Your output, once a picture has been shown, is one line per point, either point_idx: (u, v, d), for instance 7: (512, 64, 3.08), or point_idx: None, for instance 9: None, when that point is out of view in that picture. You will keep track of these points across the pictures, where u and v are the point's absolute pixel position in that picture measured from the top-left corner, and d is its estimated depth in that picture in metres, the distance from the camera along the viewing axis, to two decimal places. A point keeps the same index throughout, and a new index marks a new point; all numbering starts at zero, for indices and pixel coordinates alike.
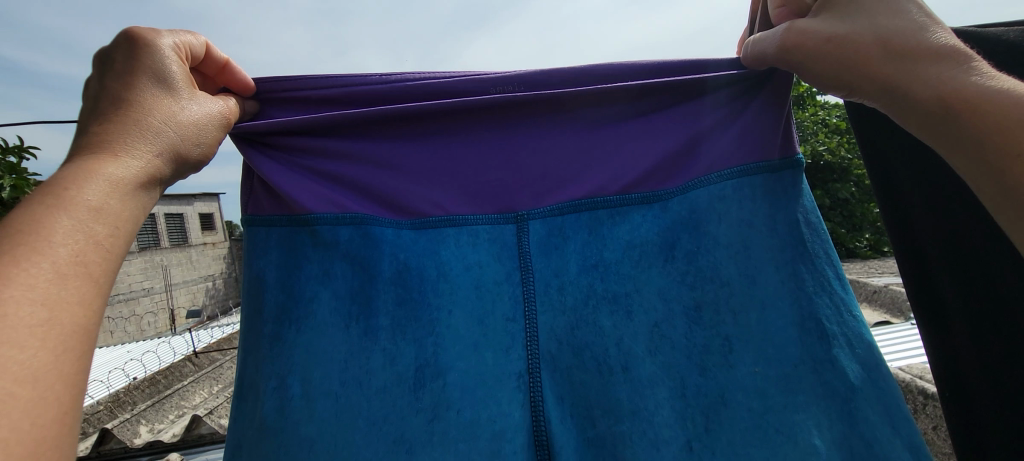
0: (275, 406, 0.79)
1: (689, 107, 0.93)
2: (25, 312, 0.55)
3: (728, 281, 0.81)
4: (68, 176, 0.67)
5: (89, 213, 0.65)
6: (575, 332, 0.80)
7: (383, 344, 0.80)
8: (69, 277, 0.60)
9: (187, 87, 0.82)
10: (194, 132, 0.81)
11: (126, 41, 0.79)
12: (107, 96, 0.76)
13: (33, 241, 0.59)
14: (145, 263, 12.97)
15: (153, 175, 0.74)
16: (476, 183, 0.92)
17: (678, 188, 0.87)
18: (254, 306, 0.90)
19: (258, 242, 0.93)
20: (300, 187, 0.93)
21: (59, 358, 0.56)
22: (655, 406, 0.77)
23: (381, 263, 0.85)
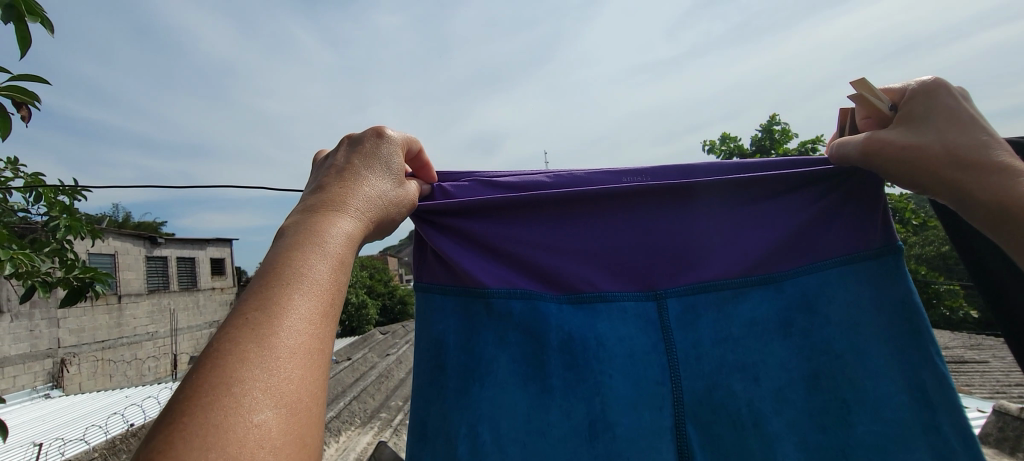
0: (469, 449, 1.00)
1: (792, 200, 1.14)
2: (302, 337, 0.78)
3: (841, 354, 1.00)
4: (319, 227, 0.92)
5: (334, 262, 0.89)
6: (714, 392, 0.98)
7: (557, 402, 1.02)
8: (322, 309, 0.83)
9: (399, 176, 1.11)
10: (392, 205, 1.08)
11: (373, 134, 1.10)
12: (350, 169, 1.04)
13: (304, 282, 0.83)
14: (152, 306, 13.12)
15: (364, 235, 0.99)
16: (617, 264, 1.14)
17: (789, 271, 1.08)
18: (436, 364, 1.11)
19: (435, 308, 1.16)
20: (472, 262, 1.17)
21: (319, 369, 0.78)
22: (785, 456, 0.93)
23: (550, 331, 1.07)
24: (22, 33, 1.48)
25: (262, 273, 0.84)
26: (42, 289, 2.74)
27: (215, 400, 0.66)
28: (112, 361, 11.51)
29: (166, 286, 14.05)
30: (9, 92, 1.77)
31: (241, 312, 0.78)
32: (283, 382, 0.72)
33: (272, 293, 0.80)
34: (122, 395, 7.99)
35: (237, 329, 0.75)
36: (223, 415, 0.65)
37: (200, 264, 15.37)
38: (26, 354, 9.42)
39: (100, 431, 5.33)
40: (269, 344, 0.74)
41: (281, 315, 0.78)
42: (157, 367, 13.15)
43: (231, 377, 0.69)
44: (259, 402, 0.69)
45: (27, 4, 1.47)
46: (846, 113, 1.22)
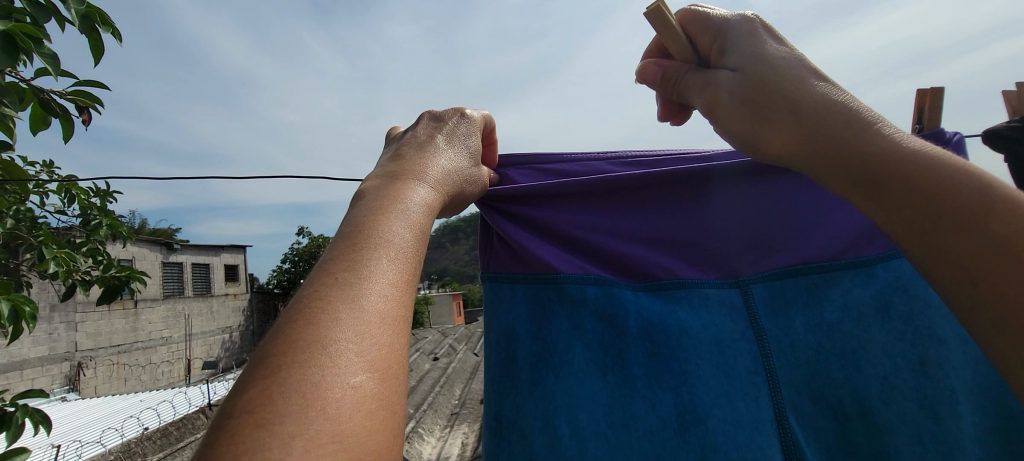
0: (548, 442, 0.94)
1: None
2: (389, 299, 0.72)
3: (944, 341, 0.94)
4: (402, 192, 0.87)
5: (417, 229, 0.84)
6: (812, 382, 0.95)
7: (642, 392, 0.98)
8: (407, 274, 0.77)
9: (475, 155, 1.10)
10: (464, 181, 1.05)
11: (455, 113, 1.10)
12: (426, 142, 1.02)
13: (390, 244, 0.78)
14: (169, 312, 13.26)
15: (440, 204, 0.94)
16: (693, 251, 1.10)
17: (879, 254, 1.04)
18: (508, 353, 1.07)
19: (505, 296, 1.13)
20: (541, 247, 1.15)
21: (407, 337, 0.72)
22: (895, 448, 0.89)
23: (628, 318, 1.04)
24: (94, 41, 1.50)
25: (346, 234, 0.79)
26: (81, 287, 2.75)
27: (310, 359, 0.61)
28: (125, 365, 11.57)
29: (181, 291, 14.18)
30: (72, 96, 1.79)
31: (329, 271, 0.73)
32: (375, 345, 0.66)
33: (360, 253, 0.75)
34: (136, 399, 8.01)
35: (328, 287, 0.70)
36: (320, 375, 0.60)
37: (213, 270, 15.47)
38: (41, 358, 9.57)
39: (116, 434, 5.31)
40: (361, 305, 0.69)
41: (370, 275, 0.72)
42: (171, 371, 13.21)
43: (325, 335, 0.64)
44: (353, 364, 0.63)
45: (99, 12, 1.49)
46: (925, 94, 1.17)
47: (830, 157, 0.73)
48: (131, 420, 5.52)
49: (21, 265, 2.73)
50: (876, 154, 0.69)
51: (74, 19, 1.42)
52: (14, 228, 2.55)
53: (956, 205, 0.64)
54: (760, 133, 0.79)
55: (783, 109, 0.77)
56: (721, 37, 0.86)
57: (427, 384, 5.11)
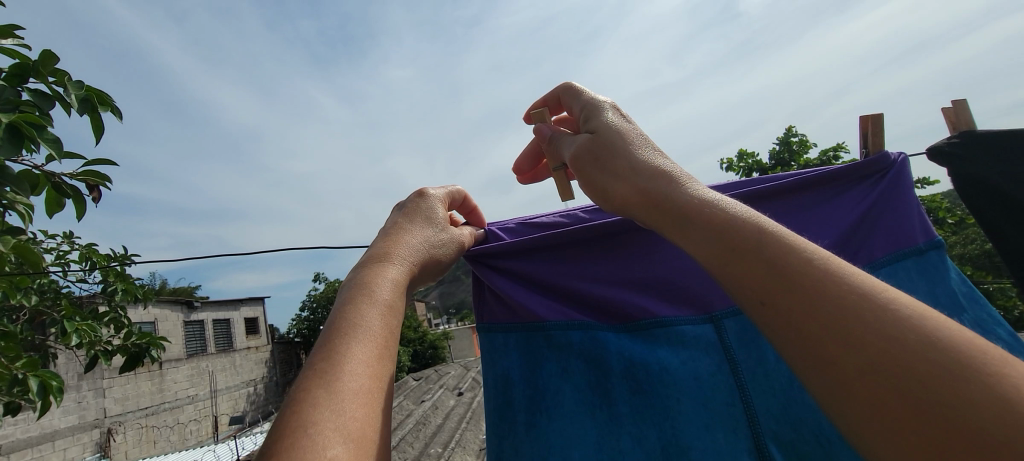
0: None
1: (828, 207, 1.25)
2: (359, 380, 0.85)
3: None
4: (368, 281, 1.03)
5: (385, 311, 0.98)
6: (789, 408, 1.02)
7: (628, 428, 1.05)
8: (374, 356, 0.90)
9: (441, 226, 1.25)
10: (434, 252, 1.19)
11: (418, 196, 1.28)
12: (393, 229, 1.19)
13: (360, 329, 0.93)
14: (190, 370, 13.54)
15: (408, 282, 1.09)
16: (669, 290, 1.19)
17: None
18: (504, 400, 1.16)
19: (498, 346, 1.23)
20: (529, 300, 1.25)
21: (374, 411, 0.83)
22: None
23: (611, 358, 1.12)
24: (95, 121, 1.65)
25: (327, 330, 0.94)
26: (105, 356, 2.85)
27: (295, 440, 0.72)
28: (153, 427, 11.67)
29: (204, 349, 14.38)
30: (82, 176, 1.95)
31: (309, 366, 0.87)
32: (350, 419, 0.78)
33: (334, 344, 0.89)
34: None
35: (308, 380, 0.83)
36: (302, 453, 0.70)
37: (235, 325, 15.72)
38: (72, 427, 9.70)
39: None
40: (333, 389, 0.81)
41: (342, 360, 0.86)
42: (199, 430, 13.27)
43: (307, 419, 0.75)
44: (330, 440, 0.74)
45: (97, 93, 1.65)
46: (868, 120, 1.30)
47: (649, 202, 0.83)
48: None
49: (48, 339, 2.86)
50: (687, 201, 0.78)
51: (74, 102, 1.58)
52: (38, 305, 2.71)
53: (750, 241, 0.68)
54: (603, 184, 0.94)
55: (618, 166, 0.92)
56: (586, 106, 1.11)
57: (450, 422, 5.12)
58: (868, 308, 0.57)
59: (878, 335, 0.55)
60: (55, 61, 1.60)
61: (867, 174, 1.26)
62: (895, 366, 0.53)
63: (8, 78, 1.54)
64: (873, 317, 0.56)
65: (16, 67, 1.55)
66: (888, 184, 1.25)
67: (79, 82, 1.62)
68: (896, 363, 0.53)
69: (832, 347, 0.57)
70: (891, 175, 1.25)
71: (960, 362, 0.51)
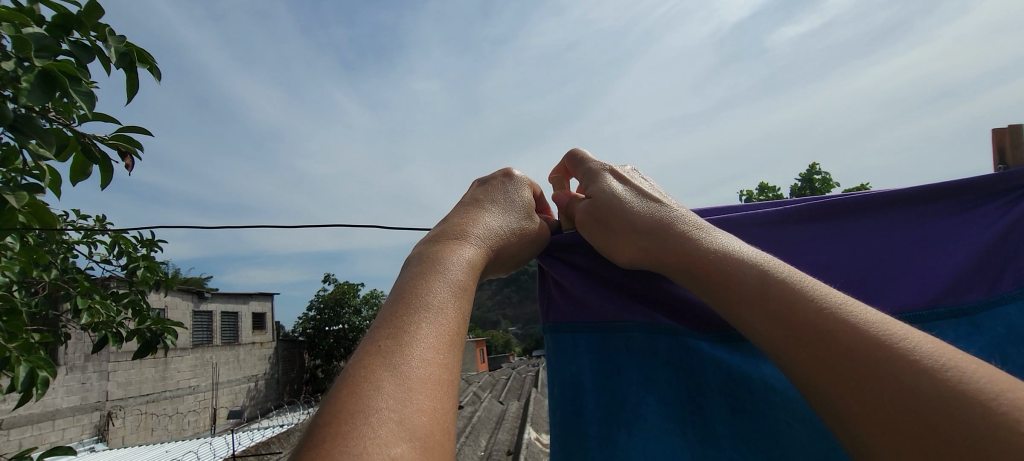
0: None
1: (962, 220, 1.11)
2: (431, 365, 0.69)
3: None
4: (440, 256, 0.88)
5: (458, 290, 0.83)
6: None
7: (728, 452, 0.92)
8: (448, 341, 0.75)
9: (524, 210, 1.10)
10: (511, 236, 1.03)
11: (501, 177, 1.13)
12: (464, 206, 1.06)
13: (426, 305, 0.78)
14: (196, 360, 13.41)
15: (484, 265, 0.94)
16: None
17: (983, 300, 1.04)
18: (574, 409, 1.01)
19: (567, 347, 1.08)
20: (602, 297, 1.10)
21: (448, 401, 0.67)
22: None
23: (706, 370, 0.98)
24: (132, 78, 1.53)
25: (394, 300, 0.80)
26: (115, 340, 2.71)
27: (351, 428, 0.58)
28: (153, 415, 11.61)
29: (209, 340, 14.30)
30: (115, 141, 1.84)
31: (371, 343, 0.72)
32: (417, 413, 0.62)
33: (401, 320, 0.74)
34: (162, 451, 7.91)
35: (371, 355, 0.69)
36: (362, 446, 0.56)
37: (242, 318, 15.68)
38: (73, 407, 9.63)
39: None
40: (402, 372, 0.66)
41: (411, 340, 0.71)
42: (197, 421, 13.16)
43: (367, 403, 0.61)
44: (393, 434, 0.58)
45: (139, 49, 1.52)
46: (1004, 133, 1.17)
47: (653, 251, 0.85)
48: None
49: (61, 316, 2.71)
50: (680, 247, 0.81)
51: (114, 55, 1.46)
52: (57, 279, 2.57)
53: (753, 285, 0.69)
54: (616, 241, 0.94)
55: (625, 220, 0.92)
56: (589, 167, 1.08)
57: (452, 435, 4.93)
58: (882, 355, 0.57)
59: (891, 379, 0.55)
60: (99, 14, 1.46)
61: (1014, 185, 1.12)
62: (929, 422, 0.52)
63: (49, 27, 1.41)
64: (895, 365, 0.56)
65: (59, 16, 1.41)
66: None
67: (120, 37, 1.51)
68: (923, 420, 0.52)
69: (853, 397, 0.57)
70: None
71: (969, 398, 0.51)
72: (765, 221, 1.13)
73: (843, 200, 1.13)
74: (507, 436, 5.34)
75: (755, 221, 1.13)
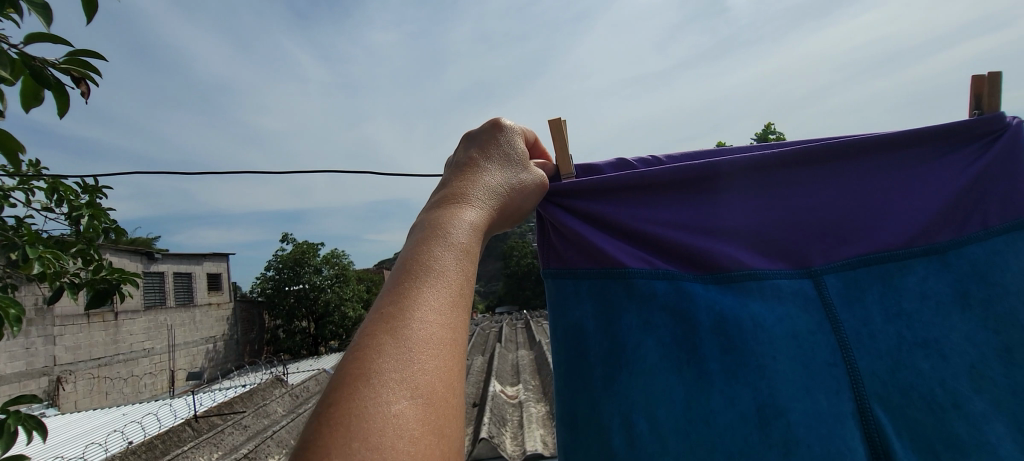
0: (625, 439, 0.98)
1: (937, 165, 1.19)
2: (434, 328, 0.75)
3: None
4: (444, 217, 0.90)
5: (462, 252, 0.86)
6: (898, 372, 1.03)
7: (720, 386, 1.01)
8: (451, 303, 0.79)
9: (522, 162, 1.10)
10: (511, 191, 1.04)
11: (492, 126, 1.10)
12: (463, 159, 1.05)
13: (429, 268, 0.81)
14: (149, 322, 12.96)
15: (487, 222, 0.96)
16: (771, 244, 1.13)
17: (950, 241, 1.13)
18: (577, 352, 1.07)
19: (568, 292, 1.12)
20: (602, 239, 1.14)
21: (451, 361, 0.74)
22: (999, 438, 0.97)
23: (700, 312, 1.05)
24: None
25: (399, 264, 0.83)
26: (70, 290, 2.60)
27: (358, 391, 0.65)
28: (106, 378, 11.25)
29: (162, 301, 13.79)
30: (68, 65, 1.71)
31: (377, 309, 0.77)
32: (420, 374, 0.69)
33: (403, 285, 0.78)
34: (116, 414, 7.72)
35: (375, 322, 0.74)
36: (366, 409, 0.63)
37: (196, 279, 15.15)
38: (17, 373, 9.20)
39: (98, 449, 5.18)
40: (405, 336, 0.72)
41: (413, 305, 0.76)
42: (154, 383, 12.87)
43: (371, 367, 0.67)
44: (396, 394, 0.66)
45: None
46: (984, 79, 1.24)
47: None
48: (113, 432, 5.38)
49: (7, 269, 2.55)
50: None
51: None
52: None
53: None
54: None
55: None
56: None
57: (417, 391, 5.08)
58: None
59: None
60: None
61: (984, 132, 1.20)
62: None
63: None
64: None
65: None
66: (1004, 144, 1.18)
67: None
68: None
69: None
70: (1007, 137, 1.19)
71: None
72: (760, 164, 1.17)
73: (832, 146, 1.19)
74: (473, 389, 5.49)
75: (752, 164, 1.17)
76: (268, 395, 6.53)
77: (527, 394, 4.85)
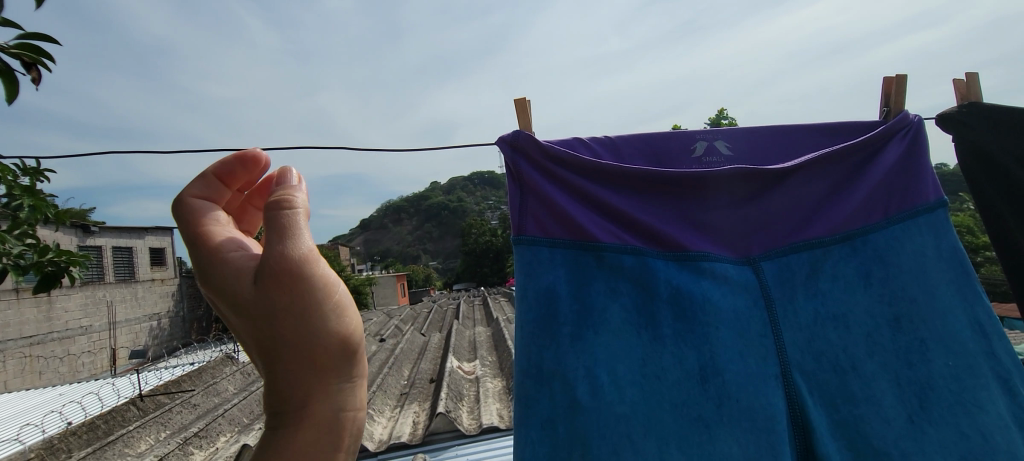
0: (590, 390, 1.15)
1: (856, 164, 1.43)
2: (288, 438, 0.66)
3: (916, 299, 1.27)
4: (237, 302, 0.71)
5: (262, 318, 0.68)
6: (813, 341, 1.24)
7: (670, 348, 1.21)
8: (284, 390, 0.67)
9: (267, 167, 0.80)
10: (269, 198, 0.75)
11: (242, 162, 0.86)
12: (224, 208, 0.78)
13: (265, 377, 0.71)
14: (86, 299, 12.32)
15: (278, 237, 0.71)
16: (720, 229, 1.34)
17: (862, 226, 1.35)
18: (548, 311, 1.22)
19: (543, 258, 1.26)
20: (582, 215, 1.30)
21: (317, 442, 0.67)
22: (883, 393, 1.20)
23: (659, 284, 1.24)
24: None
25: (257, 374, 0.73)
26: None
27: None
28: (39, 357, 10.68)
29: (100, 278, 13.12)
30: (15, 49, 1.62)
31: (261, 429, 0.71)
32: None
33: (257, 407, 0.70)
34: (53, 394, 7.43)
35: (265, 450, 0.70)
36: None
37: (137, 254, 14.45)
38: None
39: (35, 430, 5.00)
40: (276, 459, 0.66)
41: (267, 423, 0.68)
42: (94, 362, 12.32)
43: None
44: None
45: None
46: (892, 84, 1.49)
47: None
48: (53, 413, 5.22)
49: None
50: None
51: None
52: None
53: None
54: None
55: None
56: None
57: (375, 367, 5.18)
58: None
59: None
60: None
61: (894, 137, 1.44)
62: None
63: None
64: None
65: None
66: (908, 148, 1.43)
67: None
68: None
69: None
70: (911, 142, 1.43)
71: None
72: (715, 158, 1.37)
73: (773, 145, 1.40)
74: (429, 365, 5.61)
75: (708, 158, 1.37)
76: (218, 374, 6.44)
77: (482, 370, 5.02)
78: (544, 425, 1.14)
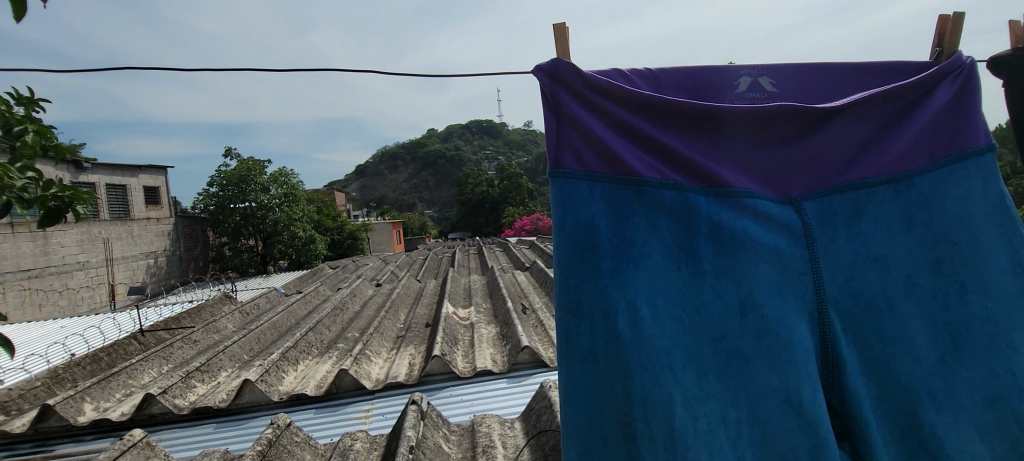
0: (632, 322, 1.14)
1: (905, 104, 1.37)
2: None
3: (959, 243, 1.26)
4: None
5: None
6: (852, 282, 1.24)
7: (710, 283, 1.19)
8: None
9: None
10: None
11: None
12: None
13: None
14: (82, 234, 12.27)
15: None
16: (762, 167, 1.29)
17: (908, 169, 1.31)
18: (588, 245, 1.20)
19: (582, 192, 1.22)
20: (622, 148, 1.25)
21: None
22: (917, 333, 1.23)
23: (701, 220, 1.21)
24: None
25: None
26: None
27: None
28: (38, 290, 10.74)
29: (94, 214, 13.01)
30: None
31: None
32: None
33: None
34: (54, 327, 7.53)
35: None
36: None
37: (131, 192, 14.30)
38: None
39: (40, 360, 5.09)
40: None
41: None
42: (93, 297, 12.42)
43: None
44: None
45: None
46: (950, 22, 1.42)
47: None
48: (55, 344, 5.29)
49: None
50: None
51: None
52: None
53: None
54: None
55: None
56: None
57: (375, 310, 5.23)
58: None
59: None
60: None
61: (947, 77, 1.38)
62: None
63: None
64: None
65: None
66: (961, 89, 1.37)
67: None
68: None
69: None
70: (964, 83, 1.37)
71: None
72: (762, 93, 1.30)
73: None
74: (426, 310, 5.68)
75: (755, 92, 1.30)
76: (217, 312, 6.50)
77: (479, 316, 5.10)
78: (585, 354, 1.16)
